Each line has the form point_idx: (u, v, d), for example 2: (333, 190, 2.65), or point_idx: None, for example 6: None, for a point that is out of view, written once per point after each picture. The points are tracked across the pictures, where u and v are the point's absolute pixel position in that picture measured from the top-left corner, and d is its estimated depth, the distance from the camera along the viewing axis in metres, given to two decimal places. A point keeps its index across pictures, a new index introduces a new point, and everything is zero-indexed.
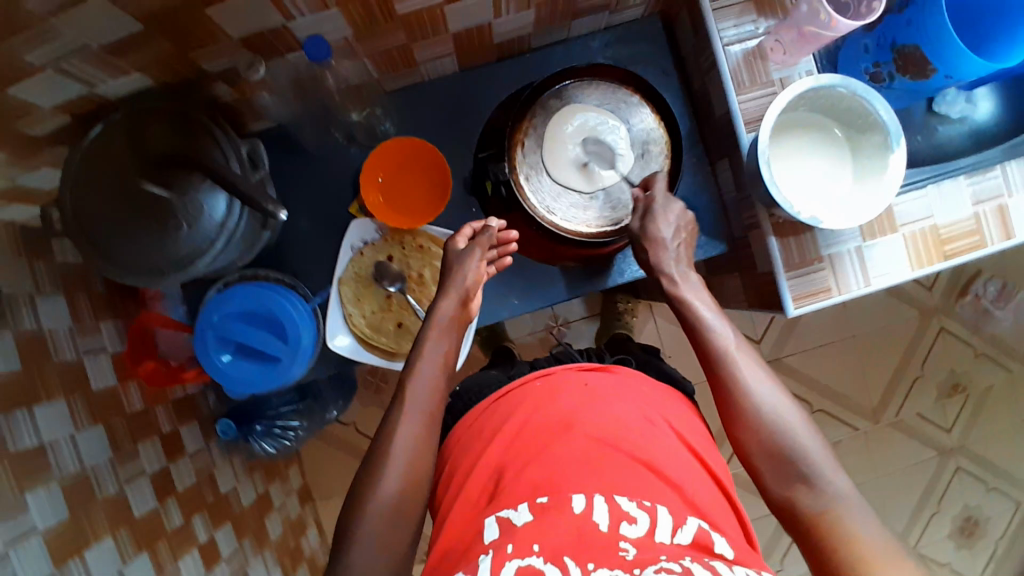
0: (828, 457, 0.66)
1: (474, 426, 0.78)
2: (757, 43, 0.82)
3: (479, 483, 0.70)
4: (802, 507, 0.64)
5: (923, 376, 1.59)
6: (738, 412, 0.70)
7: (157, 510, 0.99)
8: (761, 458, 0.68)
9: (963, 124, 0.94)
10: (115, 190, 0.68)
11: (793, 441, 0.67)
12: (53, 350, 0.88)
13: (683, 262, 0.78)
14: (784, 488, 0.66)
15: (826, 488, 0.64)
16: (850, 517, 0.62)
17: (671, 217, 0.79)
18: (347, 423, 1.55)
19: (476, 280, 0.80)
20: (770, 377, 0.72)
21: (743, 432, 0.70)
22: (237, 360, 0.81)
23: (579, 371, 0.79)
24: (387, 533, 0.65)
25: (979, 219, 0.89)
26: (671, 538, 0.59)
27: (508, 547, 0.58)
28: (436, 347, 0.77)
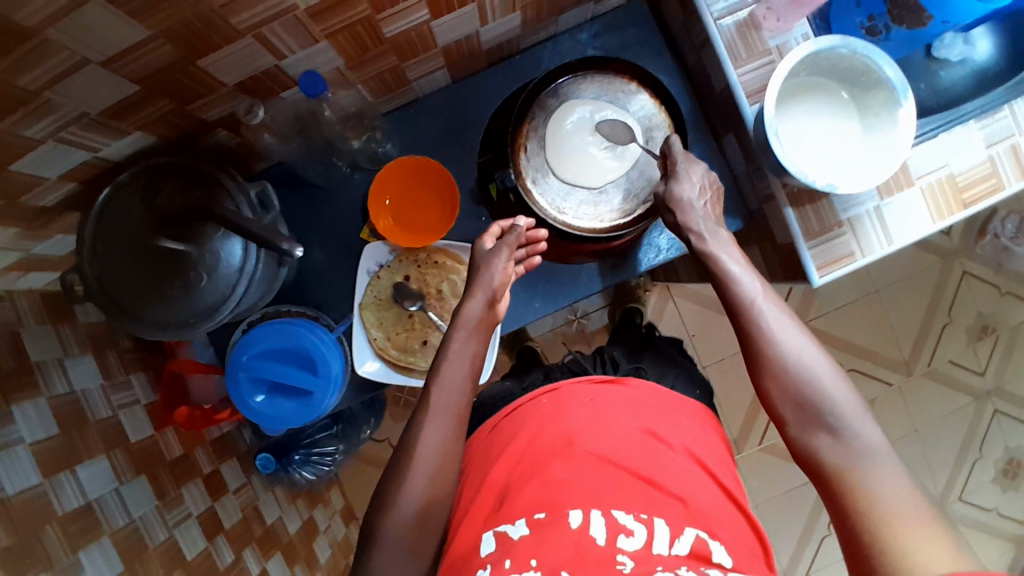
0: (855, 410, 0.64)
1: (487, 442, 0.77)
2: (748, 13, 0.80)
3: (487, 501, 0.69)
4: (828, 462, 0.63)
5: (952, 322, 1.57)
6: (762, 365, 0.69)
7: (207, 549, 1.00)
8: (787, 414, 0.67)
9: (965, 66, 0.91)
10: (134, 251, 0.68)
11: (820, 394, 0.65)
12: (89, 409, 0.89)
13: (711, 220, 0.76)
14: (808, 445, 0.65)
15: (854, 441, 0.63)
16: (871, 474, 0.60)
17: (695, 177, 0.77)
18: (381, 440, 1.56)
19: (504, 281, 0.77)
20: (799, 328, 0.69)
21: (769, 383, 0.68)
22: (272, 398, 0.81)
23: (588, 385, 0.79)
24: (410, 541, 0.64)
25: (994, 161, 0.87)
26: (670, 549, 0.61)
27: (505, 563, 0.59)
28: (466, 348, 0.74)
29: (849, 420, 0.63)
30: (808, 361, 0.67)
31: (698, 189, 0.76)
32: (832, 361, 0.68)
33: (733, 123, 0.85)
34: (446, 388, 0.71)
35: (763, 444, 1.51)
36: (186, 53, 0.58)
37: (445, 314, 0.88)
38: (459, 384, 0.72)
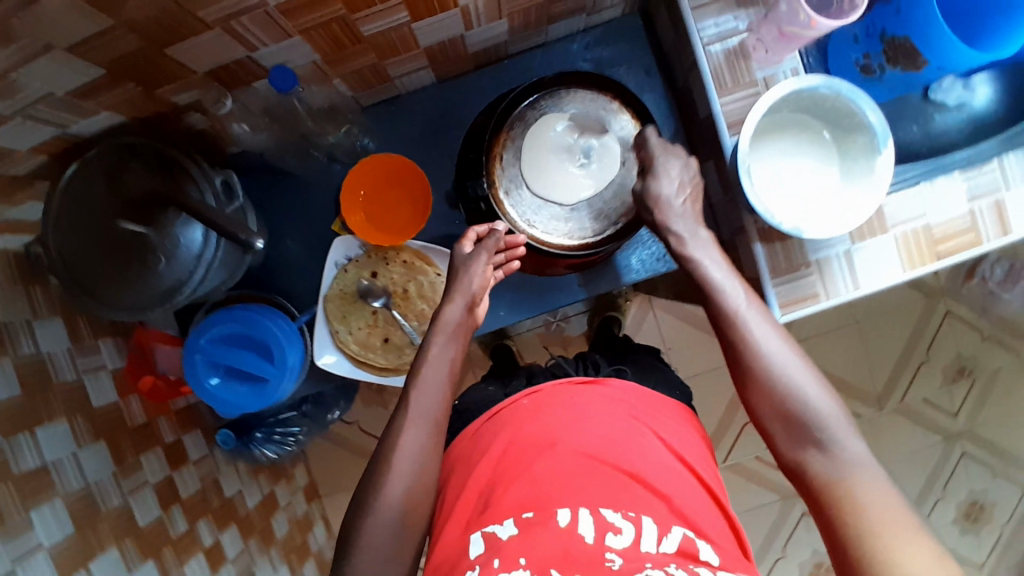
0: (841, 423, 0.64)
1: (467, 446, 0.75)
2: (739, 41, 0.79)
3: (468, 504, 0.68)
4: (816, 473, 0.63)
5: (929, 361, 1.57)
6: (749, 380, 0.68)
7: (161, 518, 1.01)
8: (773, 425, 0.67)
9: (961, 113, 0.89)
10: (94, 229, 0.68)
11: (808, 409, 0.65)
12: (53, 371, 0.90)
13: (689, 220, 0.75)
14: (797, 460, 0.65)
15: (841, 454, 0.63)
16: (859, 483, 0.61)
17: (674, 171, 0.77)
18: (351, 422, 1.57)
19: (483, 286, 0.77)
20: (782, 338, 0.69)
21: (756, 397, 0.68)
22: (227, 381, 0.82)
23: (569, 386, 0.77)
24: (391, 546, 0.64)
25: (975, 215, 0.86)
26: (657, 546, 0.60)
27: (494, 562, 0.58)
28: (445, 351, 0.74)
29: (835, 434, 0.63)
30: (793, 371, 0.67)
31: (677, 183, 0.76)
32: (817, 373, 0.68)
33: (712, 151, 0.85)
34: (424, 390, 0.71)
35: (726, 463, 1.52)
36: (154, 42, 0.57)
37: (408, 314, 0.88)
38: (438, 384, 0.72)
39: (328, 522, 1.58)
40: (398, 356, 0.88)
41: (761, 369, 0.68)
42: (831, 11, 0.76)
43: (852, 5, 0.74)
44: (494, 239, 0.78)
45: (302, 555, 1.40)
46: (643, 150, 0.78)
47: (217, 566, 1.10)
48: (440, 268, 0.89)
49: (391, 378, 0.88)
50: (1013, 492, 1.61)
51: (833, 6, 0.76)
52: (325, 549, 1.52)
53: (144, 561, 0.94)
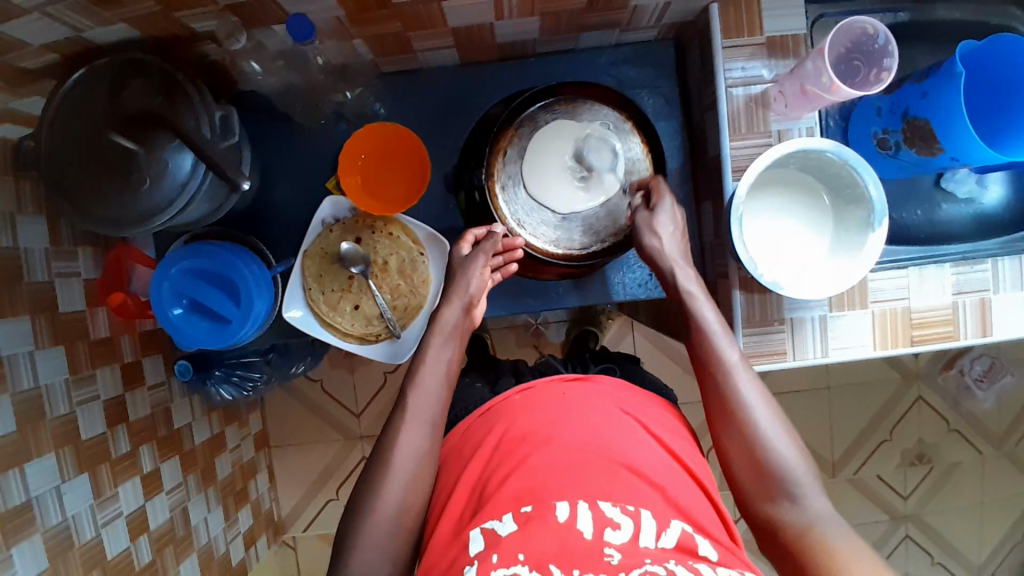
0: (811, 477, 0.66)
1: (461, 438, 0.78)
2: (762, 90, 0.80)
3: (462, 496, 0.69)
4: (787, 528, 0.65)
5: (890, 440, 1.57)
6: (729, 426, 0.69)
7: (104, 436, 1.02)
8: (746, 478, 0.68)
9: (969, 207, 0.92)
10: (87, 137, 0.69)
11: (782, 463, 0.66)
12: (26, 271, 0.90)
13: (682, 253, 0.77)
14: (768, 513, 0.66)
15: (810, 508, 0.65)
16: (829, 539, 0.62)
17: (667, 215, 0.78)
18: (314, 380, 1.57)
19: (480, 288, 0.79)
20: (764, 390, 0.71)
21: (733, 449, 0.69)
22: (189, 314, 0.82)
23: (558, 382, 0.79)
24: (389, 545, 0.67)
25: (957, 309, 0.87)
26: (656, 542, 0.61)
27: (493, 557, 0.59)
28: (443, 351, 0.76)
29: (806, 488, 0.65)
30: (772, 426, 0.68)
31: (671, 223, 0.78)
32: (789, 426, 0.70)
33: (713, 191, 0.85)
34: (420, 392, 0.73)
35: None
36: None
37: (383, 287, 0.89)
38: (436, 384, 0.74)
39: (271, 472, 1.58)
40: (364, 326, 0.88)
41: (742, 420, 0.68)
42: (858, 80, 0.76)
43: (879, 77, 0.73)
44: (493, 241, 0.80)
45: (237, 499, 1.41)
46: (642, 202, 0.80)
47: (150, 492, 1.11)
48: (425, 248, 0.89)
49: (352, 345, 0.88)
50: None
51: (859, 74, 0.75)
52: (262, 498, 1.53)
53: (79, 474, 0.95)
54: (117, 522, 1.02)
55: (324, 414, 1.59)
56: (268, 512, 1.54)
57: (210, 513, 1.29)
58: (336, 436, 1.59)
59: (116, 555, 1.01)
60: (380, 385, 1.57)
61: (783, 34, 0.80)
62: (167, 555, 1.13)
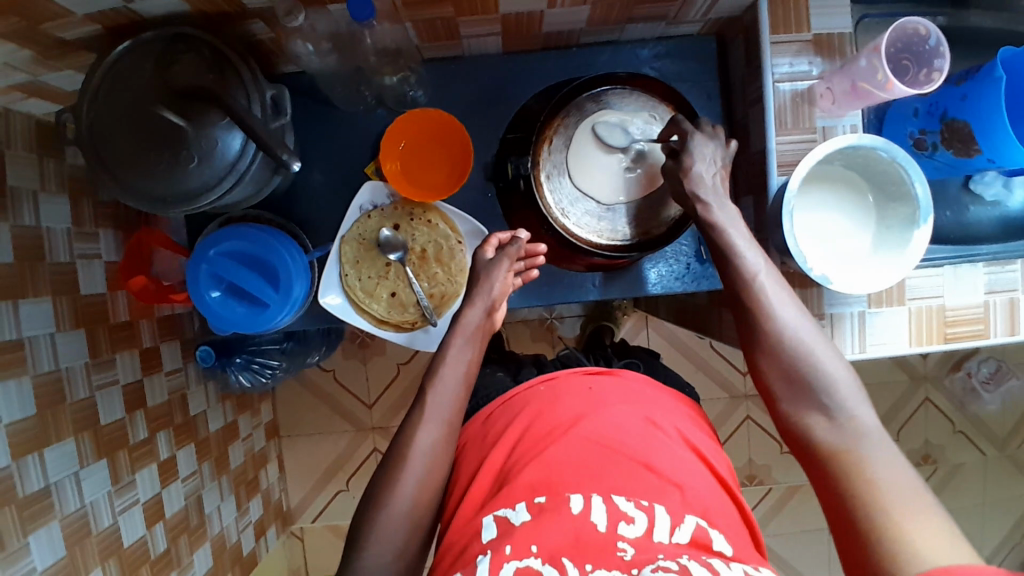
0: (851, 390, 0.65)
1: (480, 428, 0.78)
2: (809, 86, 0.80)
3: (482, 487, 0.69)
4: (823, 443, 0.64)
5: (897, 441, 1.59)
6: (762, 345, 0.69)
7: (123, 421, 1.00)
8: (778, 390, 0.68)
9: (995, 209, 0.94)
10: (135, 112, 0.69)
11: (819, 374, 0.66)
12: (49, 252, 0.89)
13: (720, 192, 0.75)
14: (803, 425, 0.66)
15: (847, 422, 0.64)
16: (867, 452, 0.61)
17: (707, 152, 0.75)
18: (327, 370, 1.56)
19: (503, 291, 0.80)
20: (797, 305, 0.70)
21: (766, 362, 0.69)
22: (226, 298, 0.80)
23: (583, 375, 0.79)
24: (401, 540, 0.66)
25: (988, 308, 0.88)
26: (669, 537, 0.60)
27: (506, 549, 0.59)
28: (463, 354, 0.76)
29: (843, 400, 0.64)
30: (807, 337, 0.68)
31: (716, 157, 0.75)
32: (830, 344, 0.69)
33: (753, 185, 0.85)
34: (439, 390, 0.73)
35: None
36: None
37: (421, 275, 0.88)
38: (455, 386, 0.73)
39: (280, 463, 1.56)
40: (400, 313, 0.87)
41: (775, 335, 0.68)
42: (908, 78, 0.76)
43: (929, 77, 0.74)
44: (516, 246, 0.82)
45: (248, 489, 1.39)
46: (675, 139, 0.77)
47: (166, 480, 1.10)
48: (463, 237, 0.88)
49: (388, 332, 0.88)
50: None
51: (910, 73, 0.76)
52: (271, 488, 1.51)
53: (97, 460, 0.94)
54: (134, 509, 1.00)
55: (335, 405, 1.57)
56: (275, 502, 1.52)
57: (223, 502, 1.27)
58: (347, 427, 1.58)
59: (132, 543, 0.99)
60: (393, 376, 1.56)
61: (830, 32, 0.80)
62: (181, 544, 1.12)
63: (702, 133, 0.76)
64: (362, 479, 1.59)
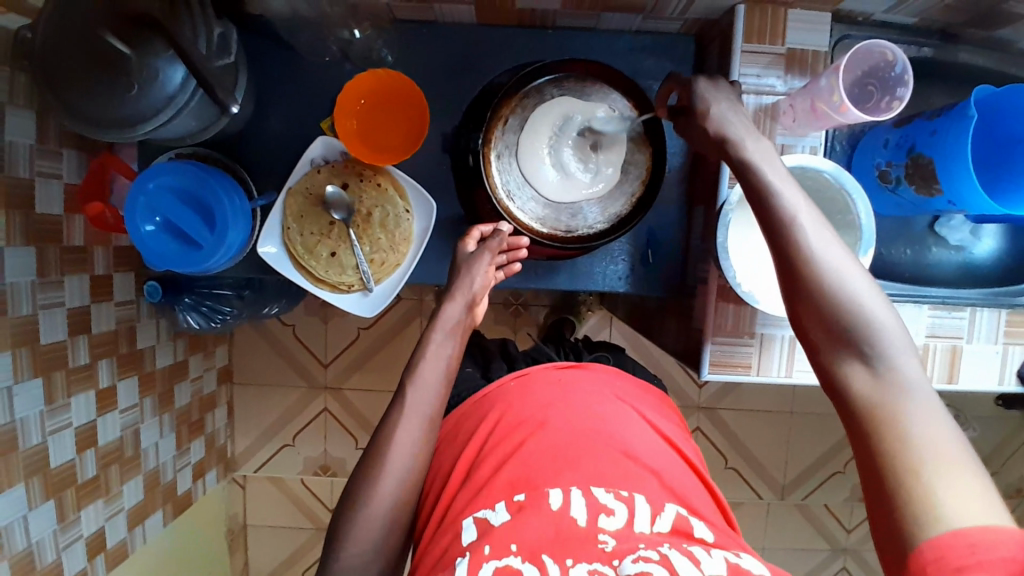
0: (897, 338, 0.56)
1: (455, 425, 0.78)
2: (773, 101, 0.79)
3: (455, 483, 0.68)
4: (859, 396, 0.55)
5: (843, 472, 1.57)
6: (799, 288, 0.59)
7: (65, 343, 1.00)
8: (817, 338, 0.59)
9: (959, 254, 0.93)
10: (81, 30, 0.68)
11: (864, 323, 0.56)
12: (8, 164, 0.88)
13: (754, 127, 0.66)
14: (836, 373, 0.57)
15: (890, 373, 0.55)
16: (910, 409, 0.53)
17: (722, 98, 0.67)
18: (287, 323, 1.56)
19: (483, 286, 0.79)
20: (841, 245, 0.60)
21: (803, 307, 0.59)
22: (161, 233, 0.80)
23: (552, 369, 0.79)
24: (380, 538, 0.66)
25: (927, 351, 0.87)
26: (651, 527, 0.60)
27: (485, 548, 0.57)
28: (443, 348, 0.75)
29: (887, 349, 0.55)
30: (849, 281, 0.58)
31: (735, 111, 0.67)
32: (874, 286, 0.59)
33: (707, 195, 0.84)
34: (419, 388, 0.71)
35: None
36: None
37: (363, 239, 0.87)
38: (434, 381, 0.72)
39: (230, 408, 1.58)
40: (337, 274, 0.87)
41: (816, 279, 0.58)
42: (870, 104, 0.75)
43: (889, 105, 0.73)
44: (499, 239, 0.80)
45: (192, 430, 1.41)
46: (683, 86, 0.70)
47: (104, 408, 1.10)
48: (411, 205, 0.88)
49: (324, 291, 0.87)
50: None
51: (871, 100, 0.74)
52: (218, 433, 1.52)
53: (33, 377, 0.94)
54: (66, 431, 1.01)
55: (290, 358, 1.58)
56: (221, 447, 1.54)
57: (162, 439, 1.28)
58: (301, 382, 1.58)
59: (59, 465, 1.00)
60: (352, 339, 1.56)
61: (804, 48, 0.78)
62: (112, 473, 1.13)
63: (704, 78, 0.70)
64: (310, 436, 1.60)
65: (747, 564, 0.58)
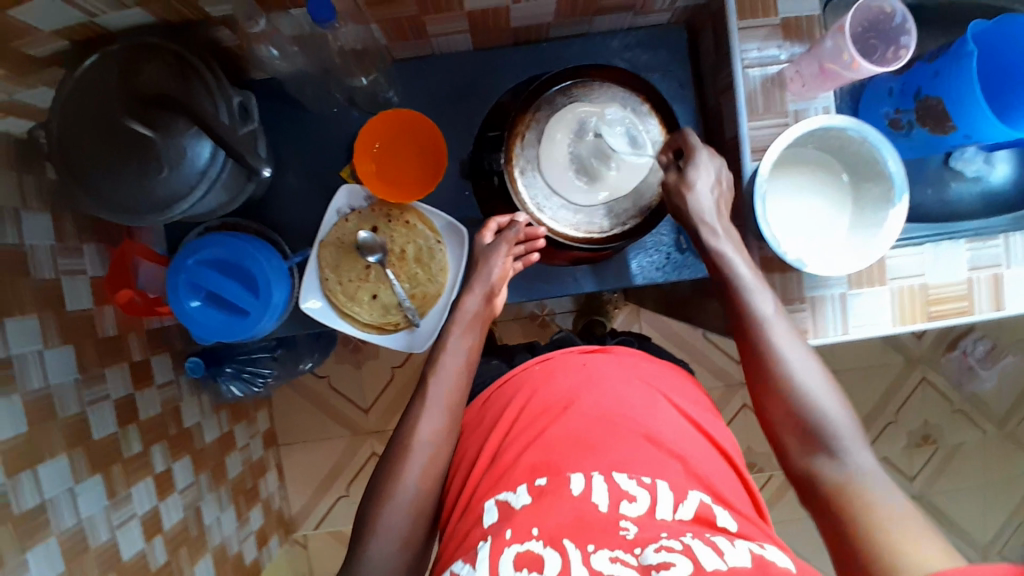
0: (851, 431, 0.67)
1: (478, 413, 0.79)
2: (778, 70, 0.80)
3: (478, 472, 0.69)
4: (826, 481, 0.65)
5: (895, 422, 1.57)
6: (770, 388, 0.71)
7: (115, 434, 1.00)
8: (788, 435, 0.69)
9: (977, 185, 0.91)
10: (102, 123, 0.68)
11: (822, 417, 0.68)
12: (33, 268, 0.86)
13: (721, 213, 0.77)
14: (806, 466, 0.67)
15: (849, 462, 0.65)
16: (870, 489, 0.62)
17: (711, 171, 0.77)
18: (321, 376, 1.56)
19: (501, 277, 0.82)
20: (807, 353, 0.72)
21: (773, 405, 0.71)
22: (207, 306, 0.81)
23: (578, 354, 0.79)
24: (404, 527, 0.67)
25: (971, 285, 0.88)
26: (673, 514, 0.59)
27: (506, 533, 0.57)
28: (461, 341, 0.79)
29: (844, 440, 0.66)
30: (812, 381, 0.69)
31: (717, 187, 0.77)
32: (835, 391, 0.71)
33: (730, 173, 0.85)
34: (440, 379, 0.75)
35: None
36: None
37: (401, 276, 0.88)
38: (455, 373, 0.76)
39: (280, 471, 1.57)
40: (382, 315, 0.87)
41: (781, 380, 0.70)
42: (876, 57, 0.76)
43: (896, 55, 0.74)
44: (516, 230, 0.82)
45: (248, 498, 1.39)
46: (673, 157, 0.79)
47: (163, 494, 1.09)
48: (442, 237, 0.89)
49: (372, 335, 0.88)
50: None
51: (877, 53, 0.76)
52: (272, 496, 1.50)
53: (91, 475, 0.93)
54: (132, 524, 1.00)
55: (330, 410, 1.58)
56: (278, 510, 1.52)
57: (222, 513, 1.27)
58: (345, 431, 1.58)
59: (131, 557, 0.99)
60: (387, 379, 1.57)
61: (797, 16, 0.79)
62: (181, 556, 1.12)
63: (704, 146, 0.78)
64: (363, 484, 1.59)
65: (772, 556, 0.55)
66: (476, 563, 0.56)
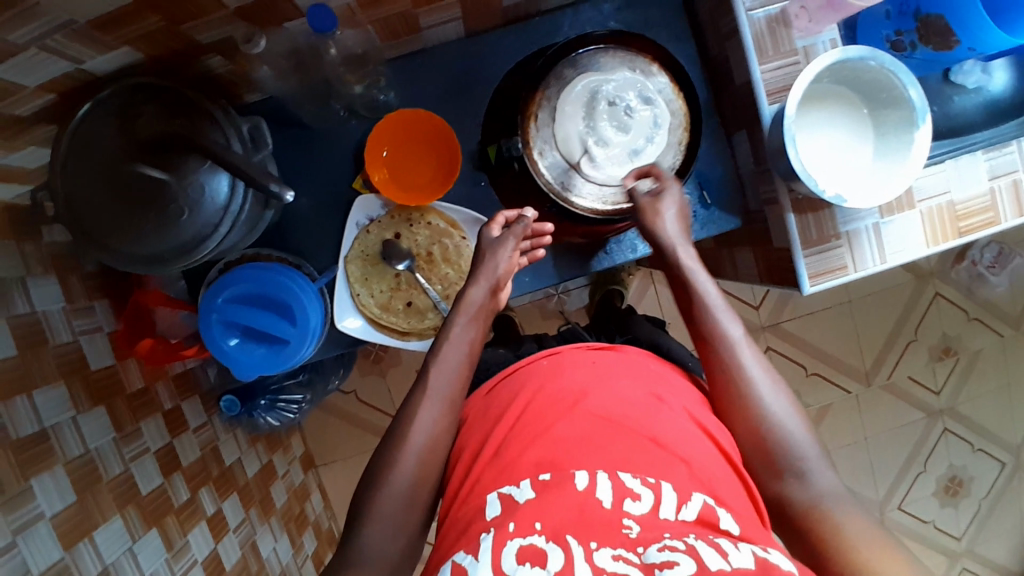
0: (815, 453, 0.67)
1: (483, 402, 0.76)
2: (780, 9, 0.78)
3: (480, 466, 0.67)
4: (796, 504, 0.65)
5: (916, 340, 1.59)
6: (733, 407, 0.71)
7: (163, 486, 0.94)
8: (753, 456, 0.68)
9: (978, 96, 0.88)
10: (107, 177, 0.65)
11: (787, 439, 0.67)
12: (50, 333, 0.81)
13: (682, 238, 0.78)
14: (775, 488, 0.66)
15: (817, 484, 0.65)
16: (838, 512, 0.63)
17: (669, 205, 0.78)
18: (348, 392, 1.55)
19: (507, 271, 0.81)
20: (768, 371, 0.72)
21: (737, 422, 0.70)
22: (244, 343, 0.79)
23: (586, 351, 0.76)
24: (398, 514, 0.67)
25: (994, 195, 0.87)
26: (676, 514, 0.57)
27: (509, 526, 0.56)
28: (465, 332, 0.78)
29: (811, 463, 0.66)
30: (778, 405, 0.69)
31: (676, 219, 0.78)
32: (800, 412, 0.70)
33: (747, 120, 0.84)
34: (442, 366, 0.74)
35: None
36: None
37: (432, 278, 0.88)
38: (457, 363, 0.75)
39: (324, 492, 1.55)
40: (419, 321, 0.87)
41: (744, 397, 0.70)
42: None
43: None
44: (523, 225, 0.82)
45: (301, 524, 1.35)
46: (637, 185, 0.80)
47: (219, 535, 1.03)
48: (465, 231, 0.87)
49: (414, 342, 0.87)
50: (989, 467, 1.65)
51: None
52: (321, 518, 1.47)
53: (147, 530, 0.87)
54: (195, 570, 0.94)
55: (361, 423, 1.57)
56: (331, 531, 1.50)
57: (277, 543, 1.21)
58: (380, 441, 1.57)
59: None
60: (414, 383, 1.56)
61: None
62: None
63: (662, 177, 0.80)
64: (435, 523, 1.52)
65: (776, 558, 0.52)
66: (479, 554, 0.55)
